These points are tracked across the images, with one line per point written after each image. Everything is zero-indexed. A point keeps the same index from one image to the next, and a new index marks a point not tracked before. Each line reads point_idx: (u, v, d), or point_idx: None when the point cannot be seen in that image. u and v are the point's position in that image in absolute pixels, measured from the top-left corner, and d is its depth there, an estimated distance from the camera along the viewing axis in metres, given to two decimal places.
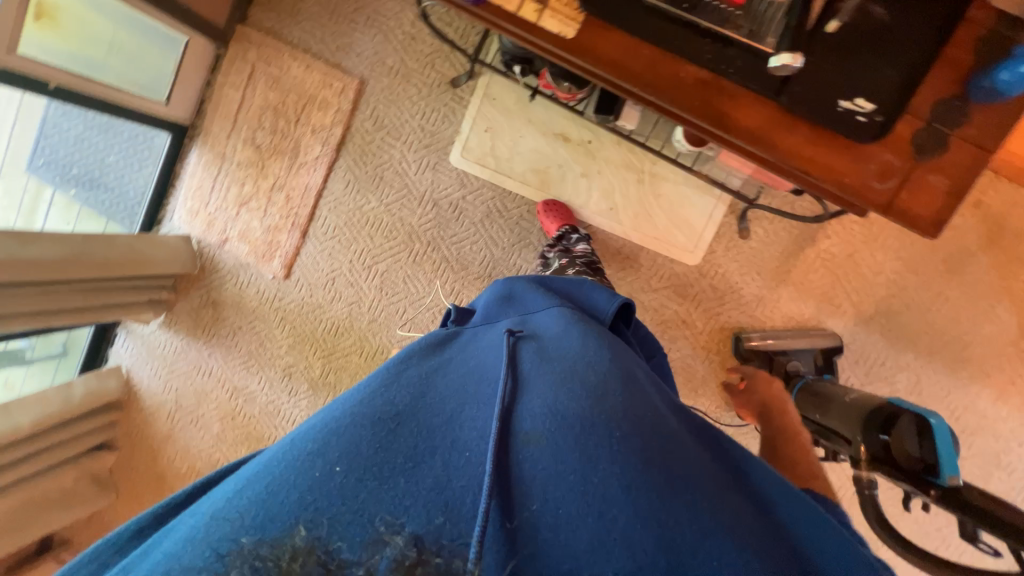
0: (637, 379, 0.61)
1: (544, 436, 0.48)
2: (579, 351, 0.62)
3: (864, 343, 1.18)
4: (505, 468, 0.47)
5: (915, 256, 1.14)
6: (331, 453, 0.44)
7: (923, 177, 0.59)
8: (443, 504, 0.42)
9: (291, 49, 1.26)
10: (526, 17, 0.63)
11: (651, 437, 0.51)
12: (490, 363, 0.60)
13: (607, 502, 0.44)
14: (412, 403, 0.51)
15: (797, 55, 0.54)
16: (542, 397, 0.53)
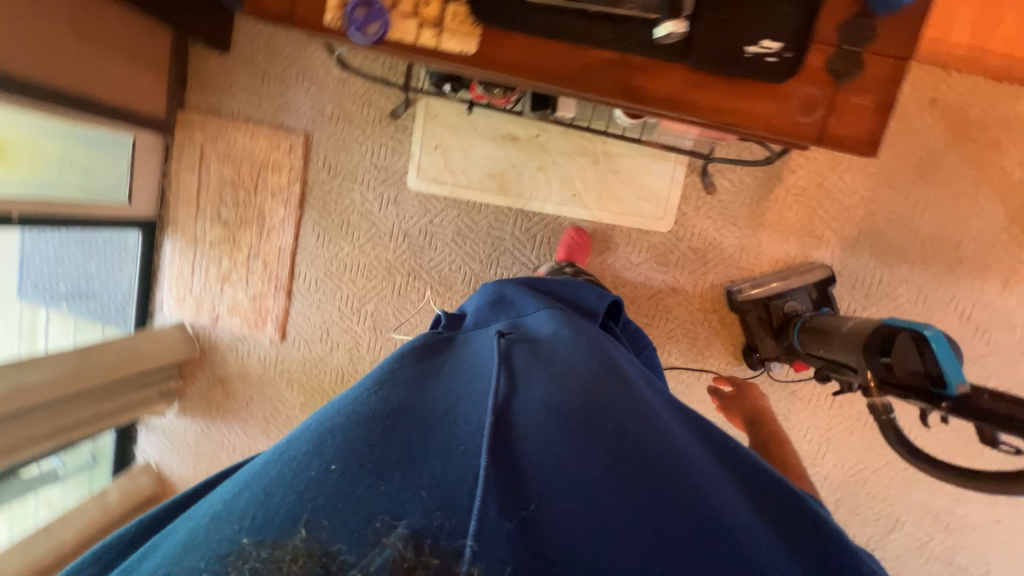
0: (626, 375, 0.63)
1: (539, 430, 0.49)
2: (569, 353, 0.64)
3: (856, 267, 1.17)
4: (506, 453, 0.46)
5: (885, 168, 1.13)
6: (328, 454, 0.44)
7: (848, 99, 0.58)
8: (443, 497, 0.41)
9: (233, 121, 1.28)
10: (426, 44, 0.63)
11: (645, 430, 0.53)
12: (483, 362, 0.61)
13: (604, 499, 0.45)
14: (407, 404, 0.51)
15: (679, 21, 0.56)
16: (537, 393, 0.54)
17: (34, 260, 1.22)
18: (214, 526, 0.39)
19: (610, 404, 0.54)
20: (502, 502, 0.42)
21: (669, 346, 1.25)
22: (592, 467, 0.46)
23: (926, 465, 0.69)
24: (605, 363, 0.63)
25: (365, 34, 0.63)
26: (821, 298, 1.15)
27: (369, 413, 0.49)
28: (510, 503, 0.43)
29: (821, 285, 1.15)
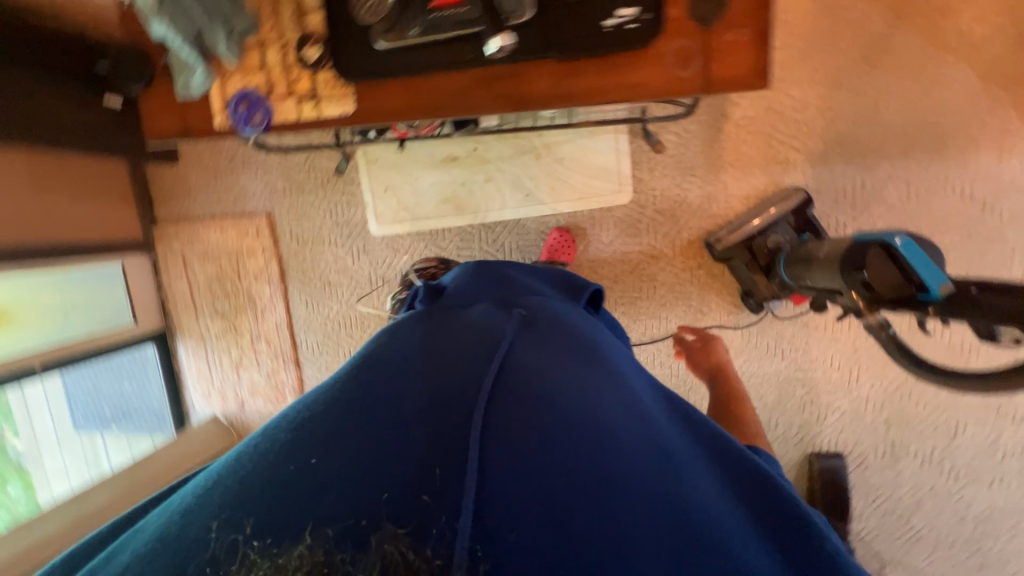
0: (609, 360, 0.59)
1: (534, 411, 0.45)
2: (557, 331, 0.61)
3: (833, 180, 1.11)
4: (500, 445, 0.41)
5: (832, 70, 1.07)
6: (310, 447, 0.43)
7: (721, 40, 0.57)
8: (437, 493, 0.37)
9: (202, 222, 1.36)
10: (310, 117, 0.66)
11: (630, 431, 0.47)
12: (469, 340, 0.56)
13: (610, 498, 0.40)
14: (390, 395, 0.48)
15: (503, 37, 0.53)
16: (528, 371, 0.50)
17: (81, 398, 1.34)
18: (208, 512, 0.40)
19: (601, 396, 0.50)
20: (508, 496, 0.38)
21: (666, 312, 1.22)
22: (590, 472, 0.41)
23: (933, 374, 0.65)
24: (595, 353, 0.59)
25: (253, 124, 0.66)
26: (804, 222, 1.09)
27: (354, 408, 0.47)
28: (519, 503, 0.38)
29: (801, 209, 1.09)
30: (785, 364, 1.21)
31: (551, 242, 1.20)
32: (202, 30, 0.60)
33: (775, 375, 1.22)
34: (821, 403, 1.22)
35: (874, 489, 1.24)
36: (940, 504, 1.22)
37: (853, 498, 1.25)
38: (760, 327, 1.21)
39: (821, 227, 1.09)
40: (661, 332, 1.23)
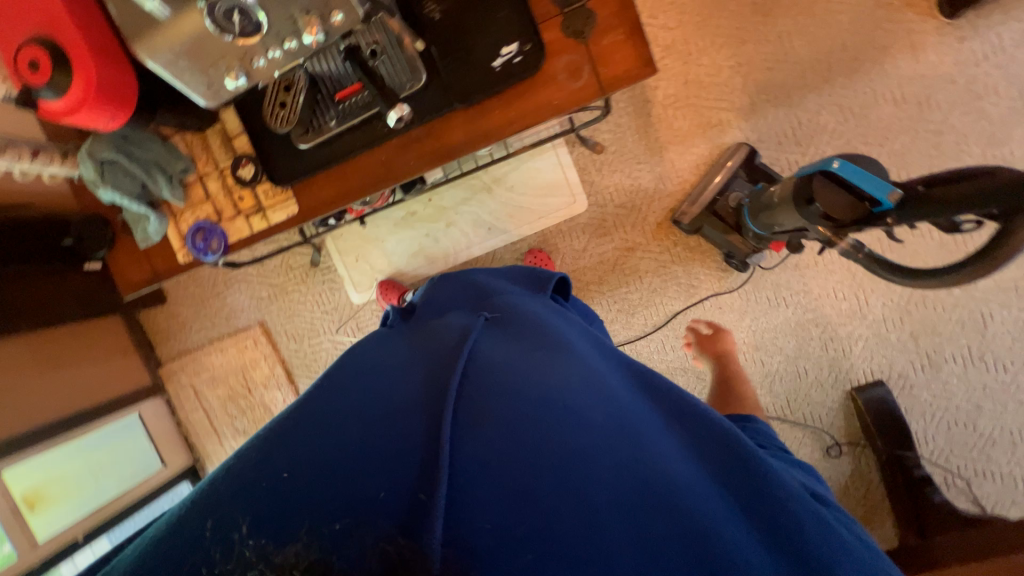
0: (574, 345, 0.58)
1: (504, 398, 0.42)
2: (526, 323, 0.60)
3: (770, 126, 1.14)
4: (467, 440, 0.39)
5: (731, 31, 1.12)
6: (278, 460, 0.40)
7: (600, 45, 0.61)
8: (416, 492, 0.36)
9: (203, 350, 1.40)
10: (262, 227, 0.70)
11: (598, 405, 0.45)
12: (437, 339, 0.54)
13: (583, 472, 0.38)
14: (360, 400, 0.45)
15: (399, 108, 0.56)
16: (497, 358, 0.48)
17: None
18: (189, 522, 0.37)
19: (568, 377, 0.48)
20: (479, 489, 0.36)
21: (660, 298, 1.23)
22: (560, 451, 0.39)
23: (918, 278, 0.66)
24: (559, 338, 0.58)
25: (213, 251, 0.69)
26: (757, 173, 1.12)
27: (327, 415, 0.44)
28: (492, 490, 0.36)
29: (750, 162, 1.12)
30: (792, 310, 1.20)
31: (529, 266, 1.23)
32: (146, 184, 0.66)
33: (786, 324, 1.21)
34: (841, 336, 1.20)
35: (926, 405, 1.19)
36: (999, 401, 1.17)
37: (910, 420, 1.20)
38: (756, 282, 1.21)
39: (775, 173, 1.13)
40: (662, 318, 1.23)
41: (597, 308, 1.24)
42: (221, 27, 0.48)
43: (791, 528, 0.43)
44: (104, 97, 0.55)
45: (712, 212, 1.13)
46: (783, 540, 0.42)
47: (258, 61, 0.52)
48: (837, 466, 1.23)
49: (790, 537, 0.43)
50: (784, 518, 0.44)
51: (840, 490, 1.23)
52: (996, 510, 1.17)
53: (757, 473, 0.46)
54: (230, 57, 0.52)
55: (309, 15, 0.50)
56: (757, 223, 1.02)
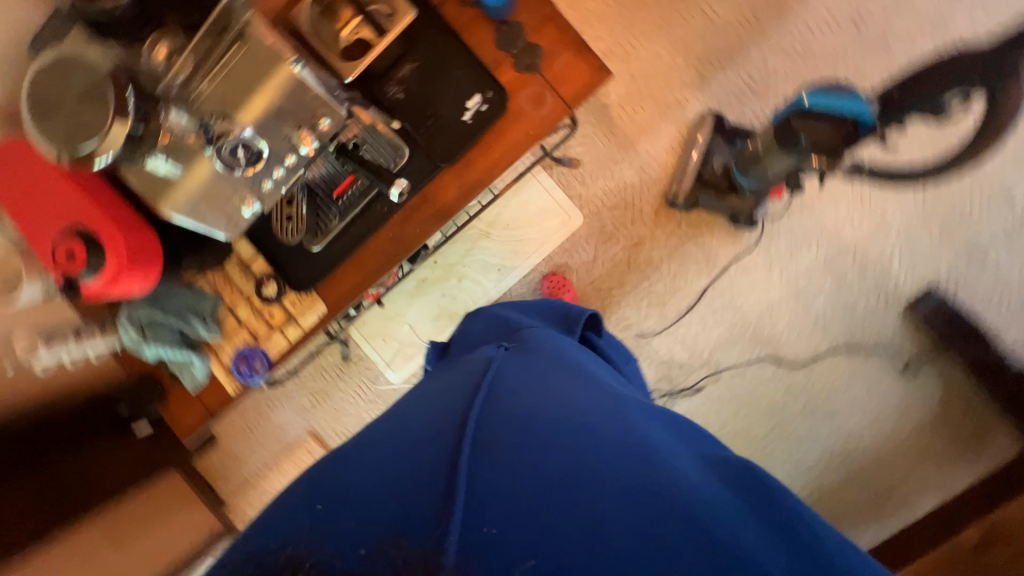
0: (590, 373, 0.61)
1: (522, 430, 0.46)
2: (542, 352, 0.63)
3: (725, 88, 1.18)
4: (484, 460, 0.43)
5: (657, 21, 1.19)
6: (315, 492, 0.45)
7: (554, 70, 0.65)
8: (433, 510, 0.40)
9: (265, 477, 1.40)
10: (297, 335, 0.72)
11: (611, 422, 0.49)
12: (457, 374, 0.58)
13: (593, 485, 0.42)
14: (394, 435, 0.49)
15: (399, 183, 0.66)
16: (515, 390, 0.52)
17: None
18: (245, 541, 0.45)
19: (583, 402, 0.52)
20: (491, 501, 0.40)
21: (684, 282, 1.23)
22: (569, 467, 0.43)
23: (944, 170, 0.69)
24: (577, 360, 0.62)
25: (259, 372, 0.72)
26: (731, 134, 1.15)
27: (363, 451, 0.47)
28: (503, 502, 0.40)
29: (720, 127, 1.16)
30: (815, 248, 1.19)
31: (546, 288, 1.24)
32: (183, 330, 0.69)
33: (815, 265, 1.19)
34: (875, 257, 1.18)
35: (991, 297, 1.15)
36: None
37: (977, 315, 1.15)
38: (771, 233, 1.20)
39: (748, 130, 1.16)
40: (691, 301, 1.23)
41: (627, 310, 1.24)
42: (226, 164, 0.54)
43: (816, 536, 0.44)
44: (135, 261, 0.59)
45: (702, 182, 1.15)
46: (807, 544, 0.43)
47: (265, 184, 0.57)
48: (924, 386, 1.17)
49: (816, 545, 0.43)
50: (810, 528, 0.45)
51: (935, 412, 1.17)
52: None
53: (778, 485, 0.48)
54: (239, 187, 0.57)
55: (302, 126, 0.55)
56: (749, 178, 1.03)
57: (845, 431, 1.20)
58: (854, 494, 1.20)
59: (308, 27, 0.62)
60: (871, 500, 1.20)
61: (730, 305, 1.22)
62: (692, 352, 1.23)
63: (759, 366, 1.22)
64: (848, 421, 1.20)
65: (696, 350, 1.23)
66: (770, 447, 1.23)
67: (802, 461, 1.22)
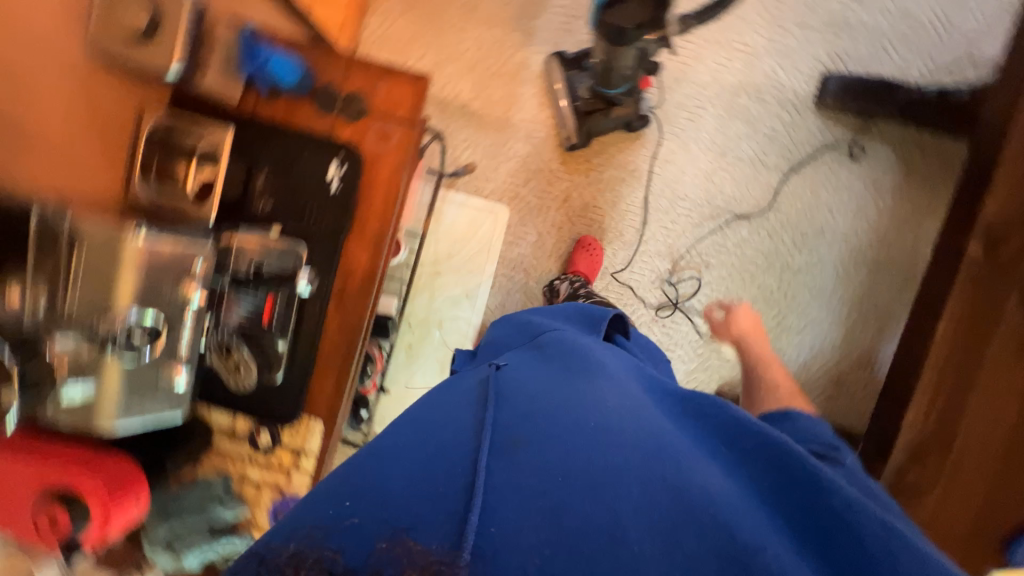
0: (610, 374, 0.61)
1: (542, 437, 0.48)
2: (559, 359, 0.64)
3: (550, 29, 1.22)
4: (505, 465, 0.45)
5: (457, 11, 1.23)
6: (342, 492, 0.44)
7: (380, 101, 0.68)
8: (451, 517, 0.41)
9: None
10: (311, 463, 0.71)
11: (631, 425, 0.51)
12: (472, 385, 0.59)
13: (611, 491, 0.43)
14: (417, 440, 0.48)
15: (302, 271, 0.66)
16: (533, 402, 0.53)
17: None
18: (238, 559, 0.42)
19: (601, 401, 0.54)
20: (513, 506, 0.42)
21: (625, 204, 1.25)
22: (585, 471, 0.45)
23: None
24: (593, 362, 0.63)
25: None
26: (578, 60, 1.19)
27: (382, 454, 0.47)
28: (525, 505, 0.42)
29: (565, 62, 1.19)
30: (712, 106, 1.22)
31: (580, 250, 1.23)
32: (211, 522, 0.69)
33: (720, 120, 1.23)
34: (764, 82, 1.21)
35: (878, 50, 1.18)
36: None
37: (876, 74, 1.19)
38: (667, 117, 1.23)
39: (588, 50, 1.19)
40: (642, 216, 1.25)
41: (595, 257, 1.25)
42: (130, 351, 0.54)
43: (827, 527, 0.46)
44: (119, 489, 0.58)
45: (584, 114, 1.18)
46: (817, 543, 0.46)
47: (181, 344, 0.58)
48: (876, 154, 1.20)
49: (827, 542, 0.46)
50: (831, 524, 0.46)
51: (903, 191, 1.20)
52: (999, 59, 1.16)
53: (799, 485, 0.49)
54: (163, 362, 0.57)
55: (182, 279, 0.56)
56: (614, 86, 1.06)
57: (843, 236, 1.23)
58: (883, 286, 1.22)
59: (151, 203, 0.63)
60: (900, 279, 1.22)
61: (675, 198, 1.24)
62: (670, 257, 1.25)
63: (732, 230, 1.24)
64: (837, 228, 1.23)
65: (673, 253, 1.25)
66: (789, 292, 1.25)
67: (822, 287, 1.24)
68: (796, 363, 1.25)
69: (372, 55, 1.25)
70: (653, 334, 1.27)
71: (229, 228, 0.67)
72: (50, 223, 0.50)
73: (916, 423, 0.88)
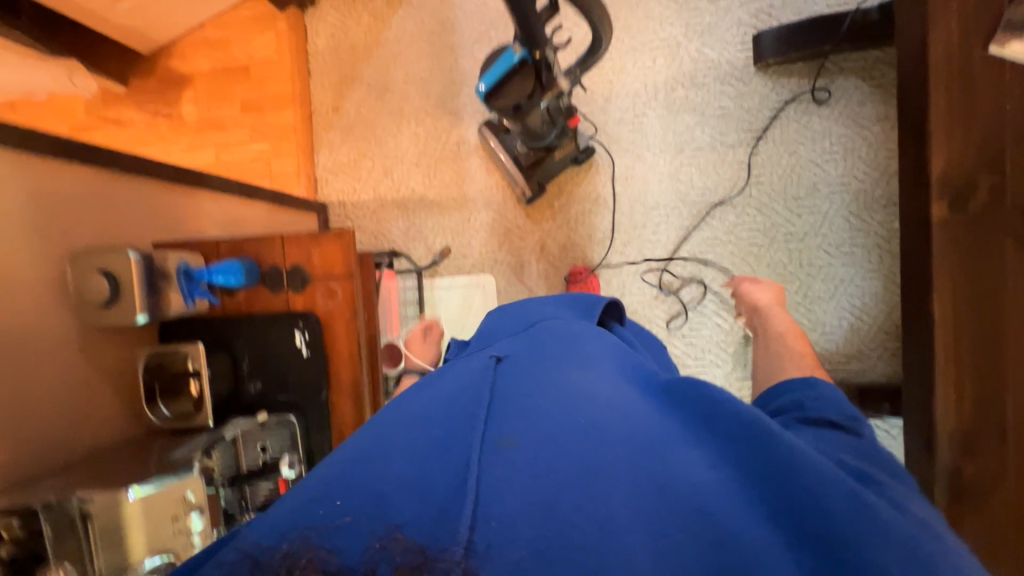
0: (597, 359, 0.57)
1: (540, 433, 0.44)
2: (556, 342, 0.59)
3: (475, 102, 1.27)
4: (497, 464, 0.42)
5: (388, 119, 1.32)
6: (337, 484, 0.43)
7: (318, 266, 0.74)
8: (443, 517, 0.39)
9: None
10: None
11: (618, 414, 0.46)
12: (467, 374, 0.55)
13: (601, 487, 0.39)
14: (412, 436, 0.46)
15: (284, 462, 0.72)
16: (531, 396, 0.49)
17: None
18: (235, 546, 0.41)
19: (586, 392, 0.49)
20: (506, 503, 0.39)
21: (600, 234, 1.23)
22: (575, 468, 0.41)
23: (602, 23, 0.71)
24: (587, 350, 0.58)
25: None
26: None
27: (374, 448, 0.45)
28: (517, 501, 0.39)
29: (495, 128, 1.23)
30: (651, 108, 1.19)
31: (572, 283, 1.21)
32: None
33: (664, 120, 1.19)
34: (693, 66, 1.17)
35: None
36: None
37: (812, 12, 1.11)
38: (611, 137, 1.21)
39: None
40: (622, 241, 1.22)
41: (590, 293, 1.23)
42: None
43: (809, 507, 0.38)
44: None
45: (529, 168, 1.20)
46: (799, 524, 0.37)
47: None
48: (843, 90, 1.11)
49: (808, 518, 0.37)
50: (823, 521, 0.37)
51: (889, 117, 1.10)
52: None
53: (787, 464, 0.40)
54: None
55: (177, 517, 0.57)
56: (548, 137, 1.07)
57: (840, 179, 1.13)
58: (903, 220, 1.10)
59: (168, 427, 0.71)
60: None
61: (647, 208, 1.21)
62: (664, 268, 1.21)
63: (718, 217, 1.18)
64: (829, 178, 1.13)
65: (665, 262, 1.21)
66: (804, 260, 1.15)
67: (838, 242, 1.13)
68: (840, 331, 1.14)
69: (330, 185, 1.36)
70: (676, 348, 1.21)
71: (243, 420, 0.70)
72: (60, 505, 0.55)
73: (956, 399, 0.72)
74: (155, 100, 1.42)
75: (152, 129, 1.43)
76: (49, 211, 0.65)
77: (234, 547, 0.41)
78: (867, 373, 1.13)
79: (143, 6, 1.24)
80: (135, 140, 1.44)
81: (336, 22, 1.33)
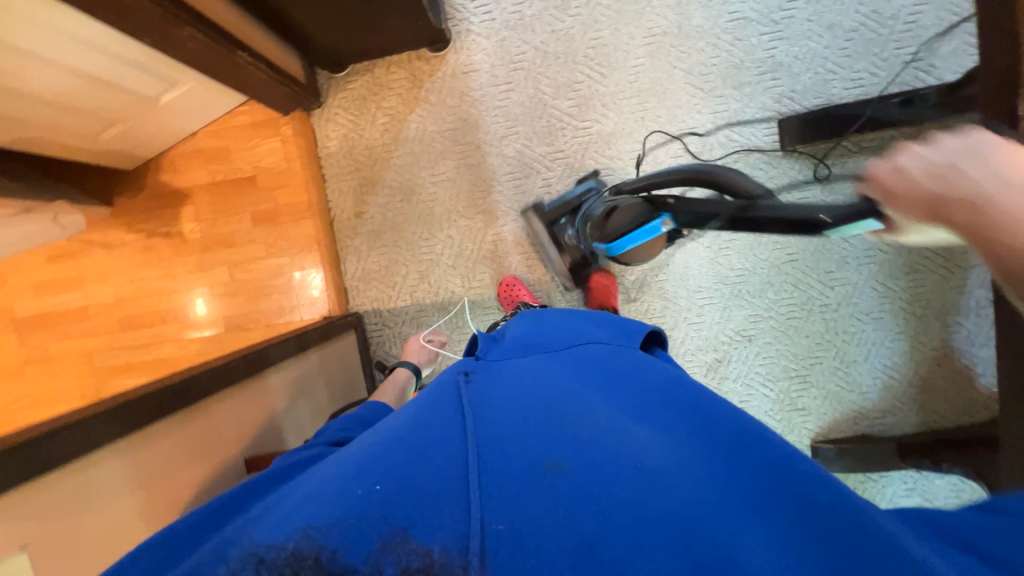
0: (639, 407, 0.60)
1: (576, 454, 0.48)
2: (598, 381, 0.64)
3: (508, 198, 1.24)
4: (540, 485, 0.44)
5: (418, 223, 1.26)
6: (372, 473, 0.46)
7: None
8: (467, 517, 0.41)
9: None
10: None
11: (659, 455, 0.49)
12: (515, 395, 0.59)
13: (614, 507, 0.42)
14: (458, 443, 0.49)
15: None
16: (574, 422, 0.53)
17: None
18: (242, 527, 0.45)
19: (619, 429, 0.53)
20: (529, 514, 0.42)
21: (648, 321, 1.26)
22: (598, 489, 0.44)
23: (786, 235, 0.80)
24: (625, 395, 0.62)
25: None
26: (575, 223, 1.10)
27: (420, 444, 0.49)
28: (537, 511, 0.42)
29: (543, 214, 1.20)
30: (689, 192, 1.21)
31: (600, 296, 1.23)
32: None
33: None
34: (724, 152, 1.19)
35: (822, 72, 1.16)
36: (833, 5, 1.14)
37: (829, 97, 1.16)
38: None
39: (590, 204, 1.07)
40: (671, 326, 1.26)
41: None
42: None
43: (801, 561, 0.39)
44: None
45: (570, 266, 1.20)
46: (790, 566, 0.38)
47: None
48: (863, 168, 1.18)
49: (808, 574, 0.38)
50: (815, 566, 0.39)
51: None
52: (946, 34, 1.12)
53: (817, 530, 0.43)
54: None
55: None
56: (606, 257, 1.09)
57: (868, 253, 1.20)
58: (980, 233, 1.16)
59: None
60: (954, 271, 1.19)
61: (692, 292, 1.24)
62: (712, 349, 1.26)
63: (758, 293, 1.24)
64: (857, 252, 1.20)
65: (713, 340, 1.26)
66: (841, 328, 1.23)
67: (868, 309, 1.22)
68: (876, 389, 1.24)
69: (363, 294, 1.30)
70: None
71: None
72: None
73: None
74: (148, 220, 1.29)
75: (150, 252, 1.30)
76: (147, 483, 0.65)
77: (248, 537, 0.43)
78: (903, 424, 1.24)
79: (130, 131, 1.12)
80: (130, 265, 1.31)
81: (348, 123, 1.25)
